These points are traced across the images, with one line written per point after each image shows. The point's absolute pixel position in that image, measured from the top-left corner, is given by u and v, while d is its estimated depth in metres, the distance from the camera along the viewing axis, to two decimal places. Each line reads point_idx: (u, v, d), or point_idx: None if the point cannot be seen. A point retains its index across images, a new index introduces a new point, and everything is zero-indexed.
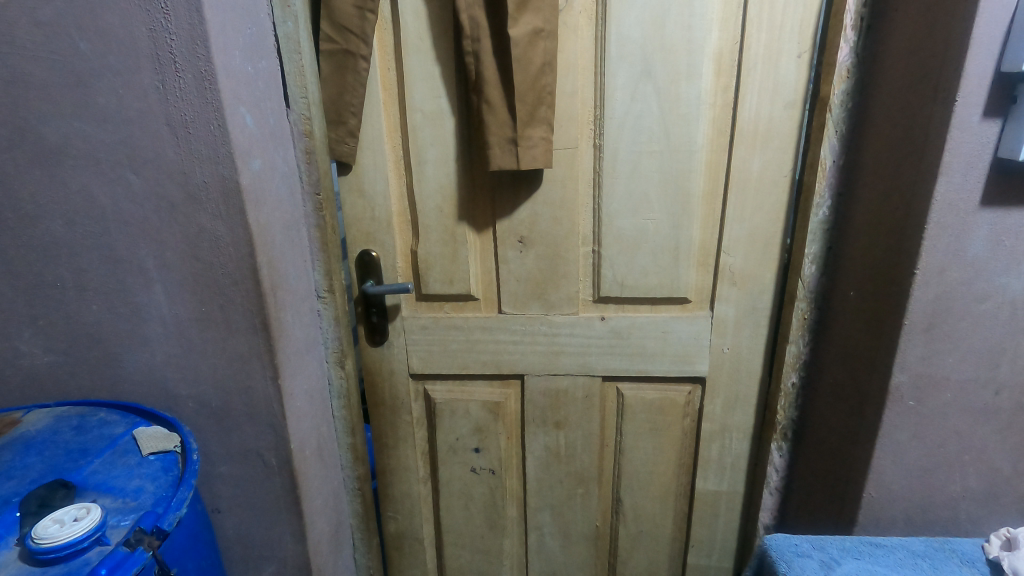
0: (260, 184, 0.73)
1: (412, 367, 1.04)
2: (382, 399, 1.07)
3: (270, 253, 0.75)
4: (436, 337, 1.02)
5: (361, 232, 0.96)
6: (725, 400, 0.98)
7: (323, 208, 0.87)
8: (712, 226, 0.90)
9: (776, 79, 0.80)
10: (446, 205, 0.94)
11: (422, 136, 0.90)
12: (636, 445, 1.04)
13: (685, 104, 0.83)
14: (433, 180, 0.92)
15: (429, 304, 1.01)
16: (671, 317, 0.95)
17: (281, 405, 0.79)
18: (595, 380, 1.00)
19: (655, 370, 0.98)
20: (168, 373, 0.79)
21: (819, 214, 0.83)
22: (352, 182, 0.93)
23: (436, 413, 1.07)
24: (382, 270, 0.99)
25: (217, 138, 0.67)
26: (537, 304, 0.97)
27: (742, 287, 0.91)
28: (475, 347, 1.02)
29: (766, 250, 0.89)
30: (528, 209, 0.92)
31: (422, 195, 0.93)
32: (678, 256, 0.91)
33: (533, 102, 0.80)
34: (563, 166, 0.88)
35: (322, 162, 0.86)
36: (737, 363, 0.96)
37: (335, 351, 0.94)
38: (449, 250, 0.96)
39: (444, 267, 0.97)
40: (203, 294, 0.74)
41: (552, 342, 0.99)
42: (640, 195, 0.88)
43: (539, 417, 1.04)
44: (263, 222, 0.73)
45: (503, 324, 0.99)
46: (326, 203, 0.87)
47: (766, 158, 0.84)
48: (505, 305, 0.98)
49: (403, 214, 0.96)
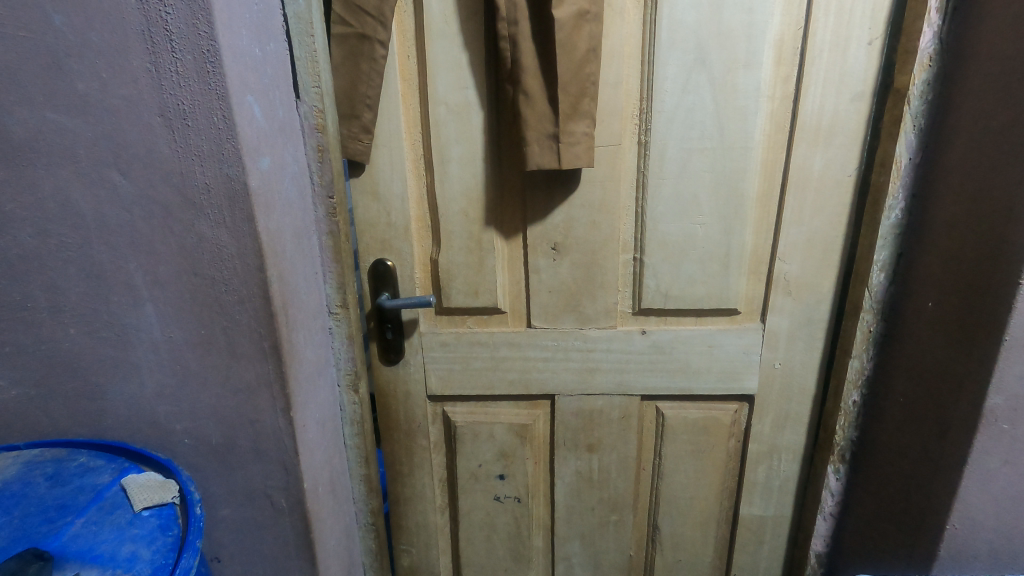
0: (269, 185, 0.63)
1: (431, 387, 0.95)
2: (397, 422, 0.98)
3: (280, 266, 0.65)
4: (458, 354, 0.92)
5: (375, 240, 0.87)
6: (774, 419, 0.91)
7: (337, 213, 0.76)
8: (765, 230, 0.82)
9: (843, 71, 0.73)
10: (471, 209, 0.84)
11: (446, 131, 0.81)
12: (676, 468, 0.95)
13: (741, 96, 0.75)
14: (457, 181, 0.83)
15: (450, 318, 0.92)
16: (719, 330, 0.87)
17: (293, 439, 0.69)
18: (633, 400, 0.92)
19: (699, 388, 0.90)
20: (161, 406, 0.68)
21: (890, 217, 0.76)
22: (366, 184, 0.84)
23: (457, 438, 0.97)
24: (398, 282, 0.89)
25: (221, 131, 0.57)
26: (571, 316, 0.89)
27: (796, 297, 0.84)
28: (501, 365, 0.92)
29: (825, 256, 0.81)
30: (563, 213, 0.83)
31: (444, 199, 0.84)
32: (728, 264, 0.83)
33: (576, 93, 0.72)
34: (603, 165, 0.80)
35: (336, 162, 0.76)
36: (789, 379, 0.88)
37: (348, 373, 0.84)
38: (474, 259, 0.87)
39: (468, 277, 0.88)
40: (203, 314, 0.64)
41: (586, 358, 0.90)
42: (689, 197, 0.80)
43: (570, 439, 0.96)
44: (273, 229, 0.63)
45: (532, 340, 0.90)
46: (340, 207, 0.77)
47: (829, 155, 0.77)
48: (535, 319, 0.89)
49: (422, 219, 0.87)
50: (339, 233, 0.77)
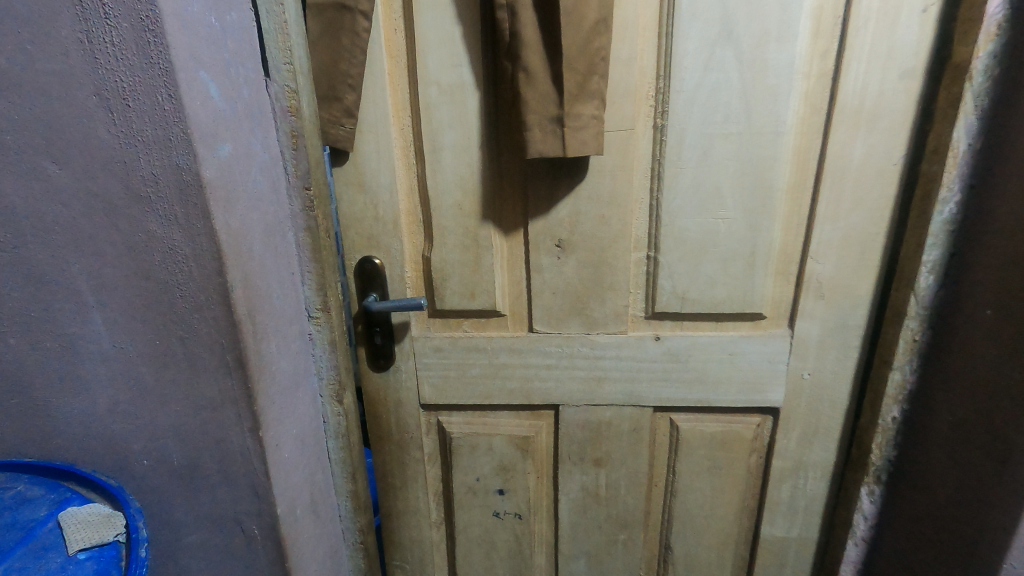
0: (230, 176, 0.55)
1: (424, 396, 0.87)
2: (388, 432, 0.90)
3: (244, 268, 0.57)
4: (453, 361, 0.85)
5: (362, 236, 0.79)
6: (801, 434, 0.82)
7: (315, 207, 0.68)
8: (796, 226, 0.73)
9: (891, 43, 0.64)
10: (467, 202, 0.76)
11: (437, 115, 0.72)
12: (691, 485, 0.87)
13: (772, 74, 0.66)
14: (450, 171, 0.75)
15: (444, 322, 0.84)
16: (741, 337, 0.78)
17: (263, 461, 0.62)
18: (644, 411, 0.84)
19: (718, 400, 0.82)
20: (115, 425, 0.60)
21: (943, 212, 0.66)
22: (350, 174, 0.76)
23: (453, 450, 0.90)
24: (387, 282, 0.81)
25: (167, 113, 0.48)
26: (577, 320, 0.81)
27: (829, 300, 0.75)
28: (500, 372, 0.85)
29: (864, 255, 0.72)
30: (568, 206, 0.75)
31: (436, 191, 0.76)
32: (753, 264, 0.74)
33: (584, 70, 0.63)
34: (614, 152, 0.71)
35: (313, 149, 0.68)
36: (819, 391, 0.80)
37: (331, 383, 0.77)
38: (470, 257, 0.79)
39: (464, 277, 0.80)
40: (157, 323, 0.56)
41: (593, 366, 0.82)
42: (710, 189, 0.71)
43: (575, 453, 0.88)
44: (235, 227, 0.56)
45: (534, 346, 0.82)
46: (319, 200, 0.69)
47: (872, 141, 0.67)
48: (537, 324, 0.81)
49: (413, 212, 0.79)
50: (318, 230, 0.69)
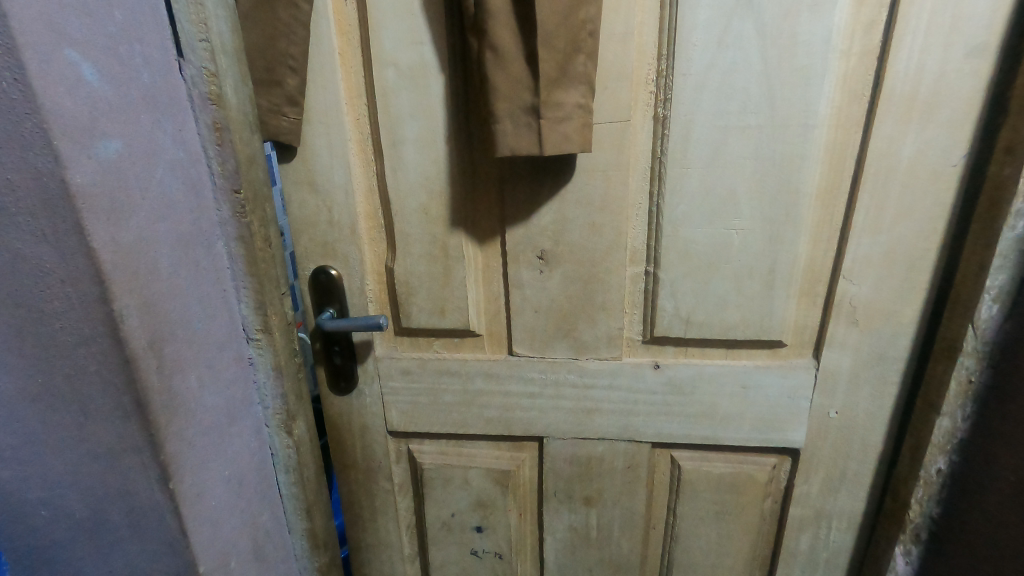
0: (118, 181, 0.44)
1: (391, 422, 0.77)
2: (353, 460, 0.81)
3: (143, 292, 0.47)
4: (423, 385, 0.74)
5: (315, 243, 0.69)
6: (825, 480, 0.70)
7: (249, 213, 0.58)
8: (826, 239, 0.60)
9: (956, 13, 0.50)
10: (434, 206, 0.65)
11: (397, 102, 0.61)
12: (694, 531, 0.76)
13: (803, 53, 0.53)
14: (413, 169, 0.63)
15: (413, 341, 0.74)
16: (755, 367, 0.67)
17: (177, 517, 0.52)
18: (641, 447, 0.73)
19: (727, 439, 0.70)
20: (4, 472, 0.51)
21: (1014, 227, 0.53)
22: (299, 172, 0.65)
23: (425, 482, 0.80)
24: (346, 295, 0.71)
25: (17, 104, 0.38)
26: (563, 344, 0.69)
27: (865, 328, 0.62)
28: (476, 400, 0.74)
29: (909, 275, 0.59)
30: (552, 212, 0.63)
31: (397, 192, 0.65)
32: (773, 283, 0.62)
33: (566, 48, 0.51)
34: (607, 148, 0.59)
35: (243, 146, 0.56)
36: (848, 431, 0.67)
37: (279, 413, 0.67)
38: (439, 269, 0.68)
39: (433, 292, 0.69)
40: (38, 358, 0.46)
41: (582, 396, 0.71)
42: (722, 194, 0.59)
43: (562, 490, 0.77)
44: (127, 244, 0.45)
45: (514, 371, 0.71)
46: (254, 205, 0.58)
47: (926, 136, 0.54)
48: (517, 346, 0.70)
49: (373, 216, 0.68)
50: (252, 239, 0.59)
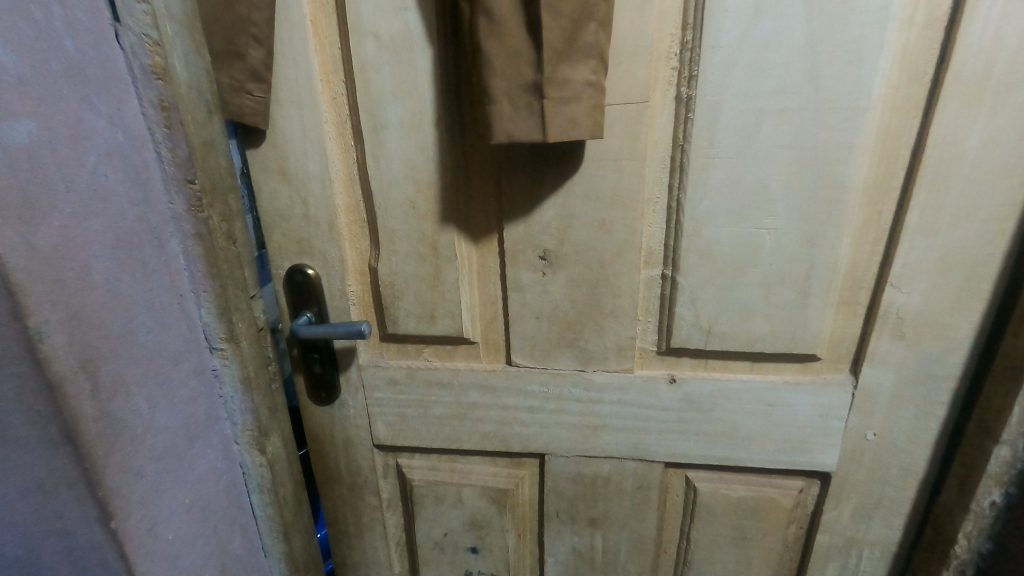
0: (33, 172, 0.37)
1: (378, 436, 0.71)
2: (337, 474, 0.74)
3: (69, 304, 0.40)
4: (411, 397, 0.67)
5: (290, 239, 0.61)
6: (857, 506, 0.63)
7: (207, 208, 0.50)
8: (871, 241, 0.52)
9: None
10: (421, 199, 0.57)
11: (377, 79, 0.53)
12: (709, 557, 0.69)
13: (856, 21, 0.45)
14: (398, 157, 0.55)
15: (400, 348, 0.66)
16: (784, 383, 0.59)
17: (123, 559, 0.45)
18: (653, 467, 0.66)
19: (749, 460, 0.63)
20: None
21: None
22: (268, 159, 0.57)
23: (415, 499, 0.73)
24: (326, 298, 0.63)
25: None
26: (568, 354, 0.62)
27: (911, 341, 0.55)
28: (470, 413, 0.67)
29: (967, 283, 0.51)
30: (557, 207, 0.55)
31: (380, 183, 0.57)
32: (808, 290, 0.54)
33: (574, 14, 0.43)
34: (620, 134, 0.51)
35: (197, 130, 0.48)
36: (886, 455, 0.60)
37: (250, 429, 0.60)
38: (428, 269, 0.60)
39: (421, 295, 0.61)
40: None
41: (588, 411, 0.64)
42: (754, 188, 0.51)
43: (565, 511, 0.70)
44: (45, 248, 0.38)
45: (513, 384, 0.64)
46: (214, 198, 0.51)
47: (998, 122, 0.46)
48: (516, 356, 0.63)
49: (354, 210, 0.60)
50: (213, 238, 0.51)
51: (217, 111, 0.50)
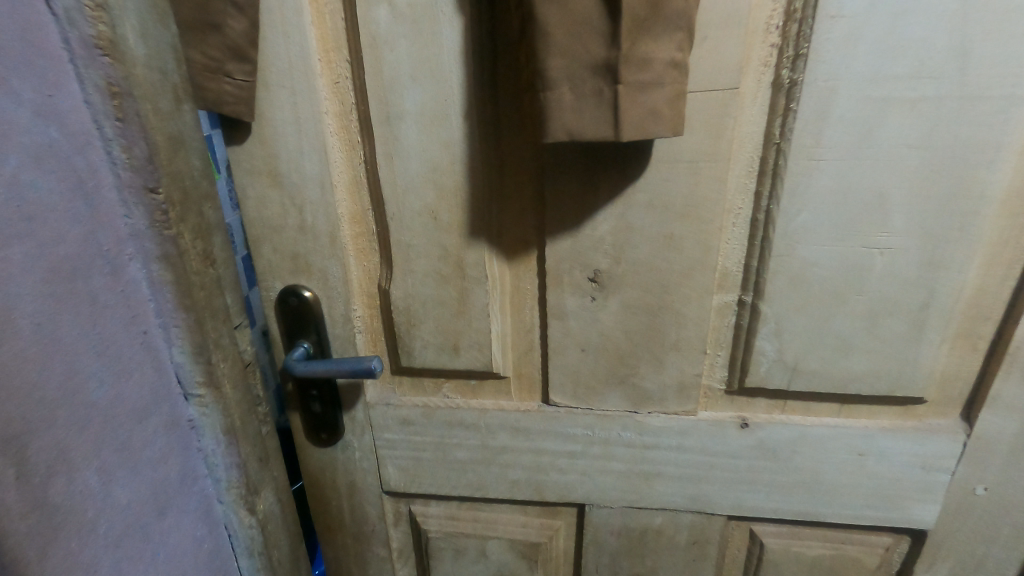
0: None
1: (388, 481, 0.60)
2: (340, 523, 0.64)
3: None
4: (429, 438, 0.57)
5: (282, 256, 0.50)
6: (954, 568, 0.54)
7: (175, 224, 0.39)
8: (1005, 263, 0.42)
9: None
10: (445, 209, 0.46)
11: (391, 57, 0.41)
12: None
13: None
14: (416, 156, 0.44)
15: (416, 382, 0.56)
16: (880, 430, 0.49)
17: None
18: (713, 521, 0.56)
19: (830, 516, 0.54)
20: None
21: None
22: (255, 158, 0.46)
23: (431, 551, 0.63)
24: (327, 325, 0.53)
25: None
26: (618, 393, 0.52)
27: None
28: (498, 458, 0.57)
29: None
30: (614, 219, 0.45)
31: (393, 189, 0.46)
32: (922, 322, 0.44)
33: None
34: (699, 130, 0.41)
35: (160, 124, 0.37)
36: (997, 513, 0.51)
37: (237, 484, 0.48)
38: (451, 293, 0.49)
39: (443, 323, 0.51)
40: None
41: (640, 457, 0.54)
42: (867, 199, 0.41)
43: (606, 566, 0.61)
44: None
45: (551, 426, 0.54)
46: (183, 210, 0.39)
47: None
48: (555, 393, 0.53)
49: (361, 220, 0.49)
50: (184, 261, 0.40)
51: (187, 98, 0.39)
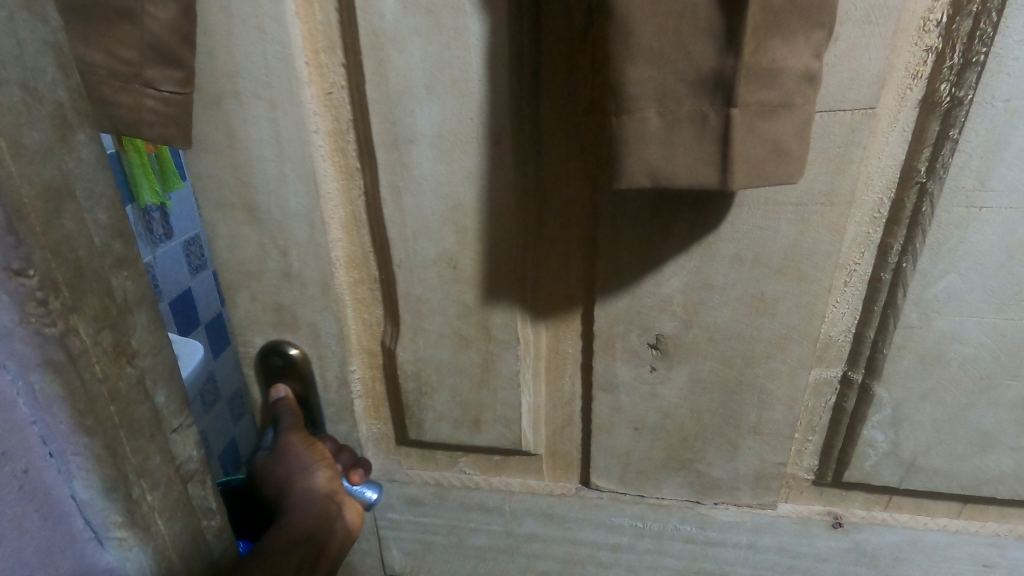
0: None
1: (391, 566, 0.51)
2: None
3: None
4: (441, 521, 0.47)
5: (263, 306, 0.40)
6: None
7: (61, 317, 0.25)
8: None
9: None
10: (468, 256, 0.36)
11: (401, 61, 0.31)
12: None
13: None
14: (432, 190, 0.34)
15: (426, 456, 0.46)
16: (1012, 539, 0.39)
17: None
18: None
19: None
20: None
21: None
22: (226, 187, 0.36)
23: None
24: (318, 389, 0.43)
25: None
26: (679, 481, 0.42)
27: None
28: (525, 546, 0.47)
29: None
30: (689, 276, 0.34)
31: (401, 230, 0.35)
32: None
33: None
34: (814, 163, 0.30)
35: (22, 171, 0.23)
36: None
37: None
38: (473, 358, 0.39)
39: (461, 393, 0.41)
40: None
41: (701, 555, 0.44)
42: None
43: None
44: None
45: (591, 515, 0.44)
46: (76, 295, 0.26)
47: None
48: (598, 477, 0.43)
49: (360, 264, 0.39)
50: (83, 369, 0.26)
51: (85, 123, 0.26)
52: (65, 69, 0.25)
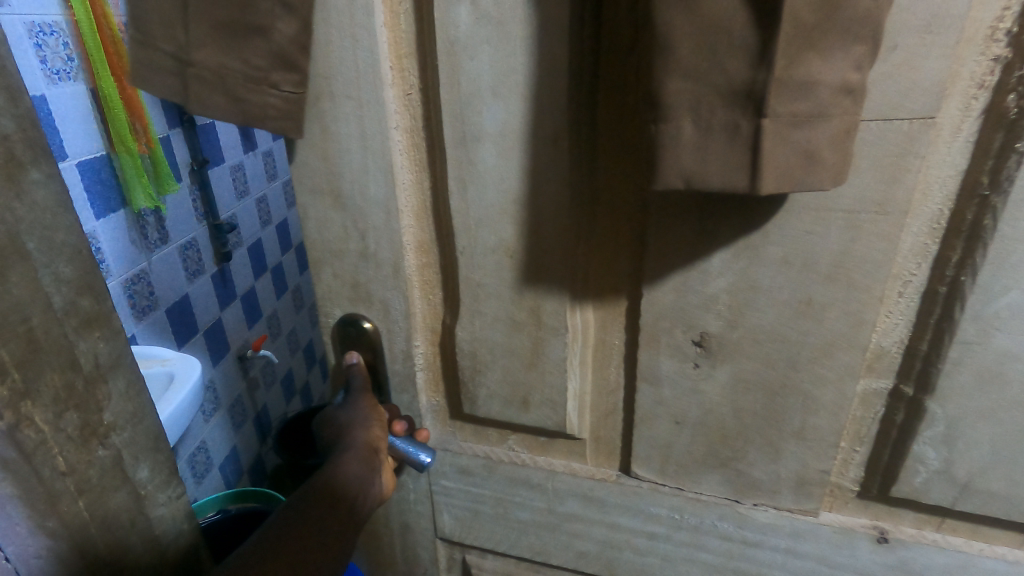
0: None
1: (442, 529, 0.55)
2: (392, 560, 0.59)
3: None
4: (488, 492, 0.51)
5: (342, 281, 0.45)
6: None
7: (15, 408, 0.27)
8: None
9: None
10: (523, 246, 0.38)
11: (472, 66, 0.34)
12: None
13: None
14: (494, 184, 0.37)
15: (478, 429, 0.50)
16: None
17: None
18: None
19: None
20: None
21: None
22: (316, 176, 0.41)
23: None
24: (385, 359, 0.48)
25: None
26: (719, 478, 0.42)
27: None
28: (566, 525, 0.49)
29: None
30: (734, 276, 0.35)
31: (464, 220, 0.39)
32: None
33: None
34: (868, 172, 0.30)
35: None
36: None
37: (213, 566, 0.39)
38: (523, 342, 0.42)
39: (512, 373, 0.44)
40: None
41: (738, 555, 0.45)
42: None
43: None
44: None
45: (630, 502, 0.46)
46: (32, 376, 0.28)
47: None
48: (638, 466, 0.45)
49: (429, 249, 0.43)
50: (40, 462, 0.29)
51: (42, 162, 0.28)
52: (14, 97, 0.26)
